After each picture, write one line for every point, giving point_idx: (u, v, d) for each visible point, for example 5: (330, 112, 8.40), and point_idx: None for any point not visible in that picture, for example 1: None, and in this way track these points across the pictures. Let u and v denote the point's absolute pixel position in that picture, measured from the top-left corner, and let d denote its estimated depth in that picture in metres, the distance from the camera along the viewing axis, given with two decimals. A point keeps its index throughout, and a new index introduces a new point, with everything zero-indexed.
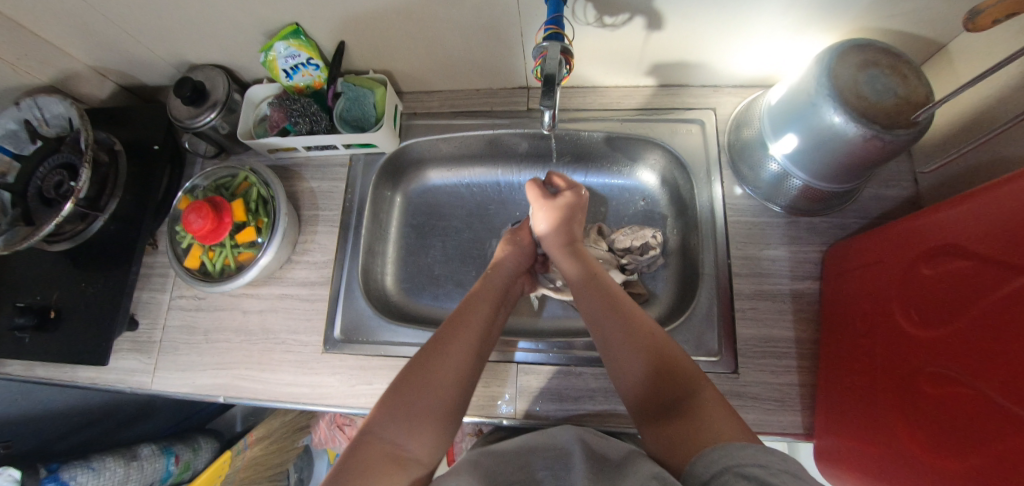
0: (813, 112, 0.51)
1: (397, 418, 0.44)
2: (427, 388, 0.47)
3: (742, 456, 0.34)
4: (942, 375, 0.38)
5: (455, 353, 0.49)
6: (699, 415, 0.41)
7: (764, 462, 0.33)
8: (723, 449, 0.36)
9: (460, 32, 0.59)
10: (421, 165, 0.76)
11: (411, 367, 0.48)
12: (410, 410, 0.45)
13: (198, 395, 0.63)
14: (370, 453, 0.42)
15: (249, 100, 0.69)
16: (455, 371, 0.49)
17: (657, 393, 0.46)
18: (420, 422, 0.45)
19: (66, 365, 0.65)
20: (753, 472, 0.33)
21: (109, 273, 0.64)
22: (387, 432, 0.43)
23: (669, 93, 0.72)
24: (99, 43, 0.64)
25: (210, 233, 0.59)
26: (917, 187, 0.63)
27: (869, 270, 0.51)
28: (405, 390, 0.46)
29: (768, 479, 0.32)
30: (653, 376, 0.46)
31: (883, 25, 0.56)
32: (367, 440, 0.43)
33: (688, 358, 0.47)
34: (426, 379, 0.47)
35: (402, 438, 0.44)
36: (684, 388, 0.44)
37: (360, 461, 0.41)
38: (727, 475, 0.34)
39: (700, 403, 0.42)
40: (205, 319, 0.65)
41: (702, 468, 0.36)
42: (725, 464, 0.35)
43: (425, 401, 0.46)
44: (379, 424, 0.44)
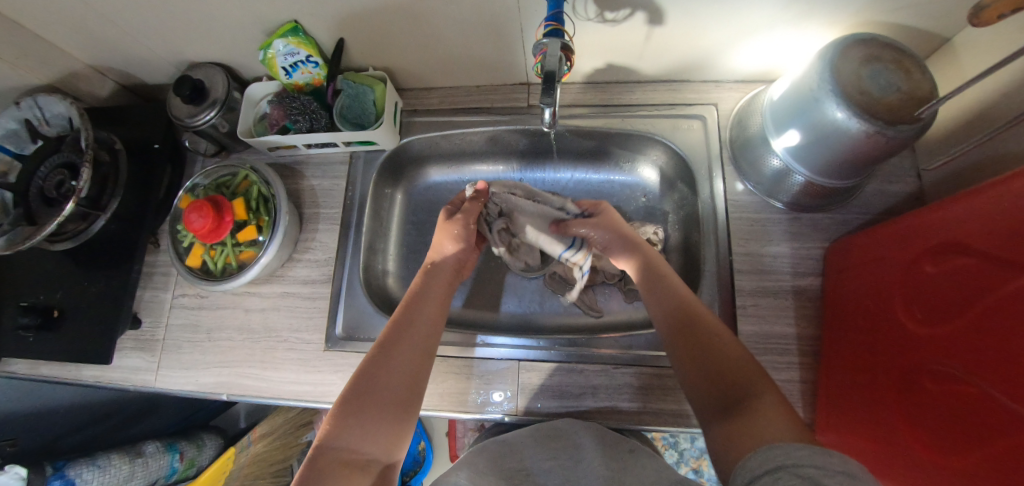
0: (815, 107, 0.50)
1: (351, 424, 0.42)
2: (380, 389, 0.45)
3: (795, 456, 0.30)
4: (944, 373, 0.38)
5: (404, 351, 0.48)
6: (760, 412, 0.37)
7: (819, 462, 0.29)
8: (781, 447, 0.32)
9: (460, 28, 0.58)
10: (421, 162, 0.76)
11: (359, 371, 0.46)
12: (365, 412, 0.43)
13: (202, 393, 0.63)
14: (325, 464, 0.39)
15: (249, 98, 0.69)
16: (406, 369, 0.47)
17: (716, 389, 0.41)
18: (376, 424, 0.43)
19: (70, 364, 0.66)
20: (809, 472, 0.29)
21: (111, 272, 0.64)
22: (340, 440, 0.41)
23: (670, 88, 0.71)
24: (97, 42, 0.63)
25: (210, 232, 0.59)
26: (920, 183, 0.62)
27: (871, 267, 0.51)
28: (356, 395, 0.44)
29: (823, 481, 0.28)
30: (708, 368, 0.43)
31: (886, 19, 0.55)
32: (320, 454, 0.40)
33: (744, 349, 0.43)
34: (377, 380, 0.45)
35: (359, 442, 0.42)
36: (743, 386, 0.40)
37: (316, 472, 0.38)
38: (782, 474, 0.30)
39: (760, 400, 0.38)
40: (208, 317, 0.66)
41: (757, 463, 0.32)
42: (781, 463, 0.31)
43: (379, 402, 0.44)
44: (330, 434, 0.41)
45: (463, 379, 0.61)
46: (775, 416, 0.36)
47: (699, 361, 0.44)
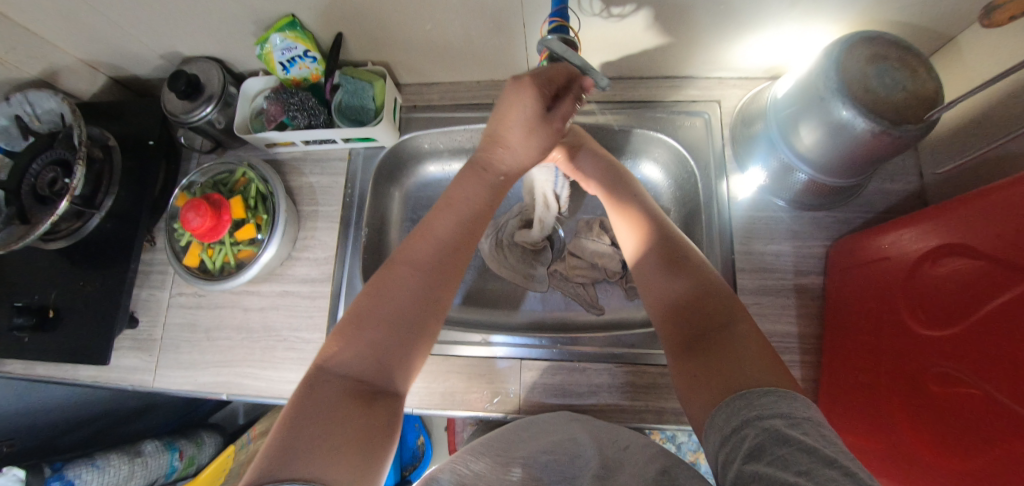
0: (820, 106, 0.50)
1: (353, 352, 0.41)
2: (386, 319, 0.42)
3: (764, 406, 0.32)
4: (946, 375, 0.39)
5: (410, 280, 0.45)
6: (733, 346, 0.39)
7: (786, 412, 0.32)
8: (747, 398, 0.34)
9: (461, 23, 0.57)
10: (420, 159, 0.75)
11: (370, 299, 0.43)
12: (370, 340, 0.41)
13: (201, 392, 0.62)
14: (331, 389, 0.38)
15: (244, 93, 0.67)
16: (417, 297, 0.44)
17: (688, 323, 0.43)
18: (381, 353, 0.41)
19: (67, 364, 0.65)
20: (775, 425, 0.31)
21: (108, 271, 0.63)
22: (343, 366, 0.40)
23: (673, 85, 0.71)
24: (89, 35, 0.62)
25: (209, 231, 0.58)
26: (922, 182, 0.62)
27: (876, 268, 0.51)
28: (362, 326, 0.42)
29: (791, 433, 0.30)
30: (685, 306, 0.44)
31: (893, 17, 0.54)
32: (323, 379, 0.39)
33: (723, 289, 0.44)
34: (385, 307, 0.43)
35: (363, 369, 0.41)
36: (717, 319, 0.42)
37: (323, 399, 0.37)
38: (749, 428, 0.32)
39: (734, 337, 0.40)
40: (206, 317, 0.65)
41: (724, 419, 0.34)
42: (746, 417, 0.33)
43: (385, 330, 0.42)
44: (336, 360, 0.40)
45: (465, 378, 0.61)
46: (747, 357, 0.38)
47: (675, 302, 0.45)
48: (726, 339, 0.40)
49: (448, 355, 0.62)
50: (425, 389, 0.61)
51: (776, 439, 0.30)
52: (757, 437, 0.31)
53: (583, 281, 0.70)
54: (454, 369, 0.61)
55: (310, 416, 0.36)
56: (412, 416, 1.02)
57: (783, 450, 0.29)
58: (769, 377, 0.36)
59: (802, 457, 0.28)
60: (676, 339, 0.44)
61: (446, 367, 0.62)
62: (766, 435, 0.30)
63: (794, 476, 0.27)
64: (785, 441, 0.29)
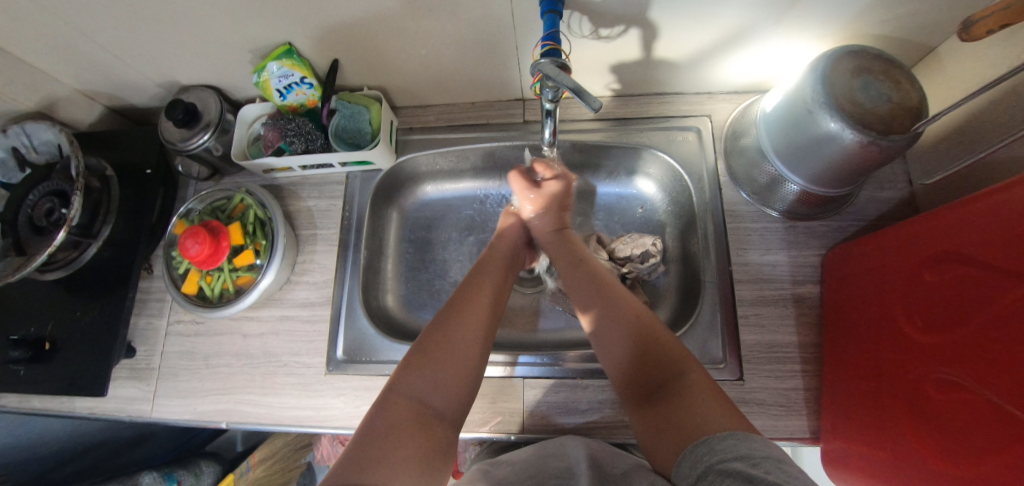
0: (809, 119, 0.51)
1: (420, 376, 0.44)
2: (449, 358, 0.46)
3: (723, 449, 0.34)
4: (947, 381, 0.39)
5: (473, 313, 0.50)
6: (683, 395, 0.41)
7: (745, 453, 0.33)
8: (709, 442, 0.35)
9: (455, 47, 0.59)
10: (417, 179, 0.76)
11: (429, 334, 0.48)
12: (438, 370, 0.45)
13: (199, 421, 0.62)
14: (400, 411, 0.41)
15: (241, 119, 0.68)
16: (477, 332, 0.49)
17: (643, 379, 0.46)
18: (444, 380, 0.45)
19: (64, 396, 0.64)
20: (734, 467, 0.32)
21: (106, 301, 0.63)
22: (412, 389, 0.43)
23: (664, 101, 0.72)
24: (87, 67, 0.63)
25: (208, 258, 0.58)
26: (911, 189, 0.64)
27: (874, 275, 0.51)
28: (426, 357, 0.45)
29: (754, 472, 0.31)
30: (637, 359, 0.46)
31: (873, 31, 0.56)
32: (391, 401, 0.42)
33: (675, 341, 0.46)
34: (451, 345, 0.47)
35: (432, 397, 0.44)
36: (670, 370, 0.44)
37: (392, 418, 0.41)
38: (710, 475, 0.33)
39: (688, 388, 0.41)
40: (205, 344, 0.64)
41: (689, 466, 0.35)
42: (710, 462, 0.34)
43: (450, 365, 0.45)
44: (402, 383, 0.43)
45: None
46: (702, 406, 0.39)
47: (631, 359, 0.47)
48: (680, 390, 0.41)
49: None
50: None
51: (741, 480, 0.30)
52: (724, 482, 0.31)
53: None
54: None
55: (377, 430, 0.39)
56: None
57: None
58: (728, 421, 0.37)
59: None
60: (638, 396, 0.45)
61: None
62: (732, 479, 0.31)
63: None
64: (749, 481, 0.30)
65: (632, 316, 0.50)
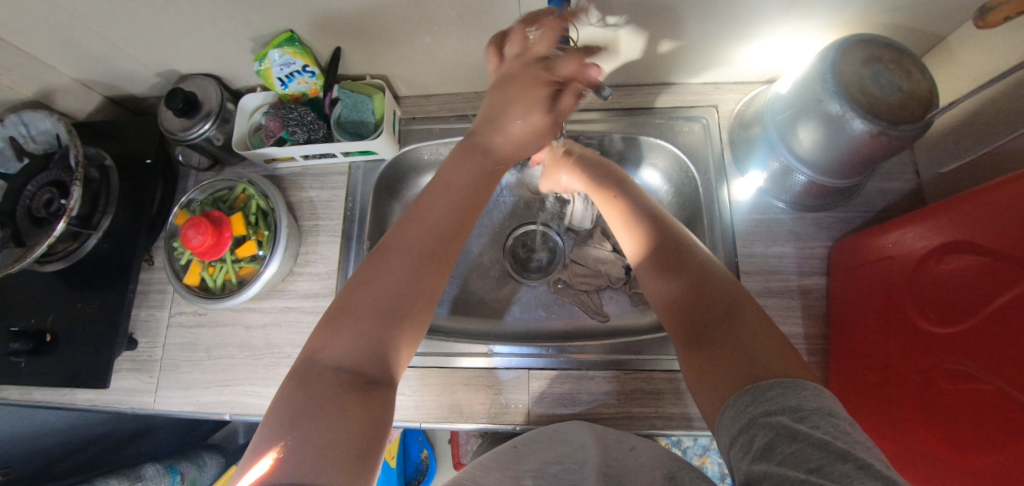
0: (818, 109, 0.50)
1: (341, 338, 0.39)
2: (372, 312, 0.41)
3: (769, 401, 0.32)
4: (957, 372, 0.39)
5: (397, 259, 0.44)
6: (737, 334, 0.39)
7: (794, 404, 0.31)
8: (753, 393, 0.34)
9: (460, 34, 0.58)
10: (420, 171, 0.75)
11: (347, 291, 0.42)
12: (364, 327, 0.40)
13: (203, 412, 0.61)
14: (321, 381, 0.37)
15: (242, 109, 0.67)
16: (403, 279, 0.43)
17: (690, 316, 0.43)
18: (369, 336, 0.40)
19: (66, 388, 0.64)
20: (781, 420, 0.31)
21: (107, 292, 0.62)
22: (335, 356, 0.38)
23: (670, 91, 0.71)
24: (84, 55, 0.61)
25: (210, 249, 0.57)
26: (919, 180, 0.63)
27: (882, 267, 0.51)
28: (343, 315, 0.40)
29: (799, 427, 0.29)
30: (692, 296, 0.44)
31: (884, 19, 0.56)
32: (311, 373, 0.37)
33: (733, 282, 0.44)
34: (375, 295, 0.42)
35: (357, 357, 0.39)
36: (727, 309, 0.42)
37: (313, 390, 0.36)
38: (754, 427, 0.31)
39: (747, 327, 0.40)
40: (207, 336, 0.64)
41: (731, 420, 0.34)
42: (753, 414, 0.32)
43: (378, 317, 0.41)
44: (322, 352, 0.39)
45: (471, 389, 0.60)
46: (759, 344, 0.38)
47: (681, 295, 0.45)
48: (737, 328, 0.40)
49: (455, 367, 0.62)
50: (433, 402, 0.60)
51: (786, 436, 0.29)
52: (766, 436, 0.30)
53: (587, 289, 0.70)
54: (461, 381, 0.61)
55: (300, 408, 0.34)
56: (416, 429, 1.04)
57: (793, 446, 0.29)
58: (783, 369, 0.35)
59: (811, 452, 0.27)
60: (684, 334, 0.43)
61: (453, 379, 0.61)
62: (775, 433, 0.30)
63: (805, 474, 0.27)
64: (795, 437, 0.29)
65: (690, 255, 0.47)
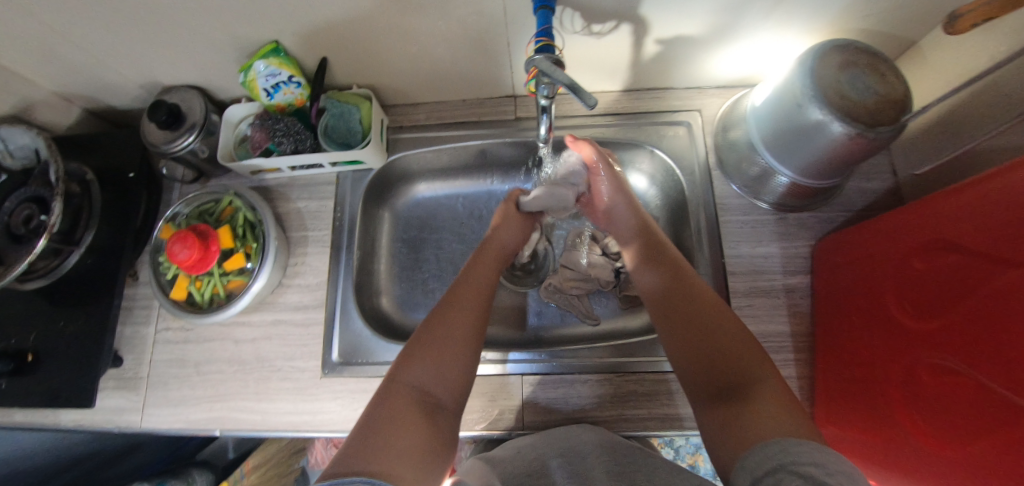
0: (800, 112, 0.51)
1: (419, 365, 0.45)
2: (447, 341, 0.47)
3: (799, 452, 0.33)
4: (938, 366, 0.40)
5: (467, 309, 0.50)
6: (759, 399, 0.39)
7: (820, 460, 0.32)
8: (780, 444, 0.34)
9: (446, 44, 0.58)
10: (408, 179, 0.75)
11: (425, 324, 0.48)
12: (436, 357, 0.46)
13: (192, 430, 0.60)
14: (401, 399, 0.42)
15: (227, 121, 0.67)
16: (472, 329, 0.49)
17: (712, 376, 0.44)
18: (442, 371, 0.45)
19: (47, 409, 0.62)
20: (809, 471, 0.32)
21: (90, 310, 0.61)
22: (411, 378, 0.44)
23: (656, 96, 0.72)
24: (63, 68, 0.60)
25: (197, 263, 0.56)
26: (896, 179, 0.65)
27: (863, 263, 0.52)
28: (421, 346, 0.46)
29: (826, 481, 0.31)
30: (708, 351, 0.45)
31: (858, 25, 0.57)
32: (392, 388, 0.43)
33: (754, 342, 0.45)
34: (439, 337, 0.47)
35: (430, 384, 0.44)
36: (747, 373, 0.42)
37: (394, 405, 0.41)
38: (782, 473, 0.32)
39: (762, 392, 0.40)
40: (195, 351, 0.63)
41: (754, 463, 0.34)
42: (780, 461, 0.33)
43: (446, 352, 0.46)
44: (404, 373, 0.44)
45: None
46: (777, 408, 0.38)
47: (695, 345, 0.46)
48: (754, 393, 0.40)
49: None
50: None
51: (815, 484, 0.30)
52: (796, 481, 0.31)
53: (578, 293, 0.70)
54: None
55: (379, 420, 0.40)
56: None
57: None
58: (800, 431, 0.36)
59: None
60: (705, 391, 0.44)
61: None
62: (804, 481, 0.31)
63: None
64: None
65: (708, 308, 0.48)
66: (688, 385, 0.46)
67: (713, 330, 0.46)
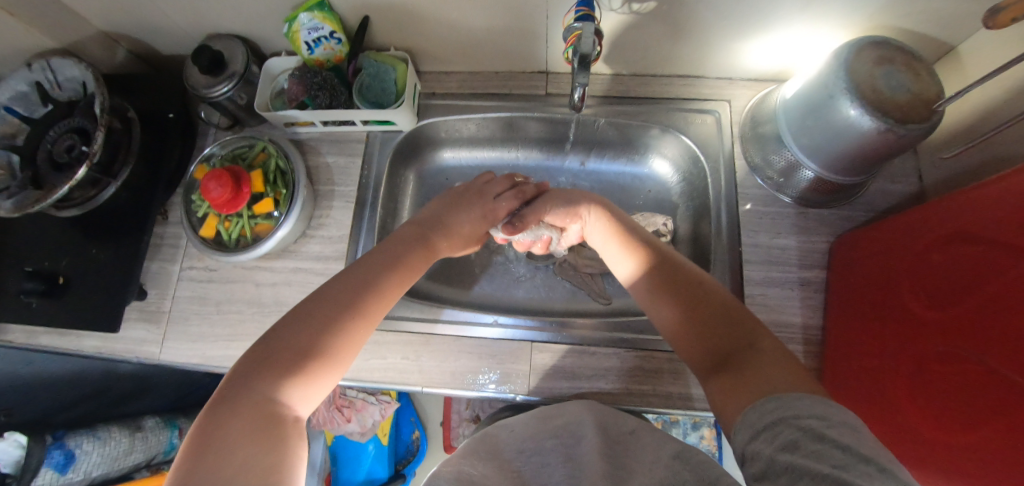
0: (830, 104, 0.52)
1: (267, 371, 0.38)
2: (308, 339, 0.41)
3: (800, 407, 0.32)
4: (948, 354, 0.40)
5: (343, 304, 0.45)
6: (756, 360, 0.39)
7: (821, 413, 0.31)
8: (780, 399, 0.33)
9: (486, 13, 0.59)
10: (437, 144, 0.77)
11: (282, 325, 0.42)
12: (293, 359, 0.39)
13: (208, 365, 0.62)
14: (238, 413, 0.34)
15: (267, 72, 0.69)
16: (344, 328, 0.43)
17: (713, 348, 0.43)
18: (296, 375, 0.39)
19: (73, 333, 0.64)
20: (810, 424, 0.31)
21: (121, 242, 0.63)
22: (255, 390, 0.36)
23: (685, 83, 0.73)
24: (117, 7, 0.63)
25: (227, 203, 0.58)
26: (922, 183, 0.65)
27: (880, 258, 0.53)
28: (275, 347, 0.40)
29: (827, 432, 0.30)
30: (706, 326, 0.44)
31: (898, 23, 0.58)
32: (229, 405, 0.35)
33: (744, 310, 0.45)
34: (306, 334, 0.41)
35: (277, 394, 0.37)
36: (743, 340, 0.41)
37: (229, 421, 0.34)
38: (781, 425, 0.31)
39: (759, 353, 0.39)
40: (217, 291, 0.65)
41: (756, 416, 0.34)
42: (780, 414, 0.32)
43: (305, 355, 0.40)
44: (245, 384, 0.37)
45: (474, 358, 0.61)
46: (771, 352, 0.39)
47: (694, 326, 0.45)
48: (752, 355, 0.39)
49: (460, 335, 0.63)
50: (436, 368, 0.61)
51: (812, 436, 0.30)
52: (792, 433, 0.30)
53: (592, 272, 0.72)
54: (465, 349, 0.62)
55: (206, 444, 0.32)
56: (408, 410, 1.08)
57: (818, 445, 0.29)
58: (798, 383, 0.35)
59: (836, 453, 0.28)
60: (707, 365, 0.43)
61: (458, 346, 0.62)
62: (801, 433, 0.30)
63: (830, 469, 0.27)
64: (818, 437, 0.29)
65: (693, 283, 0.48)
66: (686, 356, 0.46)
67: (707, 304, 0.46)
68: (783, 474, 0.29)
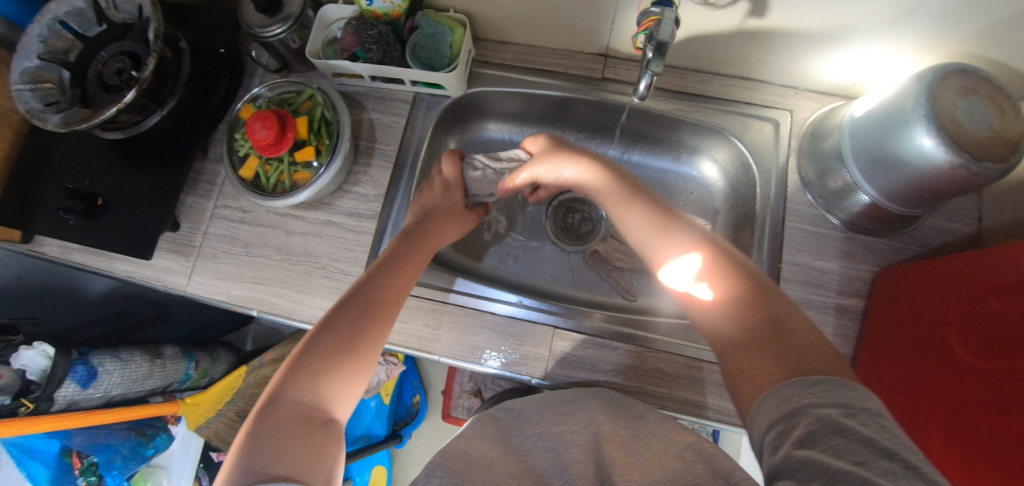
0: (903, 130, 0.49)
1: (305, 374, 0.40)
2: (342, 340, 0.43)
3: (817, 393, 0.31)
4: (993, 406, 0.39)
5: (372, 303, 0.47)
6: (789, 335, 0.37)
7: (843, 400, 0.30)
8: (797, 385, 0.32)
9: None
10: (482, 116, 0.76)
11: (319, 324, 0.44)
12: (330, 357, 0.41)
13: (232, 304, 0.63)
14: (284, 415, 0.37)
15: (321, 18, 0.67)
16: (374, 326, 0.46)
17: (735, 318, 0.40)
18: (333, 374, 0.41)
19: (105, 254, 0.65)
20: (829, 413, 0.29)
21: (161, 171, 0.64)
22: (295, 391, 0.39)
23: (748, 86, 0.70)
24: None
25: (270, 146, 0.58)
26: (981, 226, 0.62)
27: (928, 296, 0.50)
28: (311, 347, 0.42)
29: (846, 422, 0.29)
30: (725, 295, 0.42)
31: (993, 53, 0.54)
32: (274, 407, 0.37)
33: (760, 276, 0.43)
34: (340, 334, 0.43)
35: (316, 397, 0.39)
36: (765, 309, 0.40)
37: (275, 423, 0.36)
38: (801, 416, 0.30)
39: (789, 326, 0.38)
40: (247, 232, 0.65)
41: (771, 406, 0.33)
42: (798, 404, 0.31)
43: (338, 354, 0.42)
44: (286, 387, 0.39)
45: (494, 335, 0.61)
46: (805, 336, 0.37)
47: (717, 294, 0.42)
48: (784, 330, 0.37)
49: (483, 311, 0.62)
50: (455, 340, 0.61)
51: (830, 427, 0.28)
52: (810, 425, 0.29)
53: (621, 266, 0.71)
54: (486, 326, 0.62)
55: (258, 446, 0.34)
56: (412, 374, 1.11)
57: (838, 439, 0.28)
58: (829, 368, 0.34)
59: (856, 448, 0.27)
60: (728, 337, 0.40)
61: (479, 321, 0.62)
62: (819, 423, 0.29)
63: (849, 466, 0.26)
64: (839, 430, 0.28)
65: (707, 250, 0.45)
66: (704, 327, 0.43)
67: (727, 272, 0.43)
68: (800, 468, 0.27)
